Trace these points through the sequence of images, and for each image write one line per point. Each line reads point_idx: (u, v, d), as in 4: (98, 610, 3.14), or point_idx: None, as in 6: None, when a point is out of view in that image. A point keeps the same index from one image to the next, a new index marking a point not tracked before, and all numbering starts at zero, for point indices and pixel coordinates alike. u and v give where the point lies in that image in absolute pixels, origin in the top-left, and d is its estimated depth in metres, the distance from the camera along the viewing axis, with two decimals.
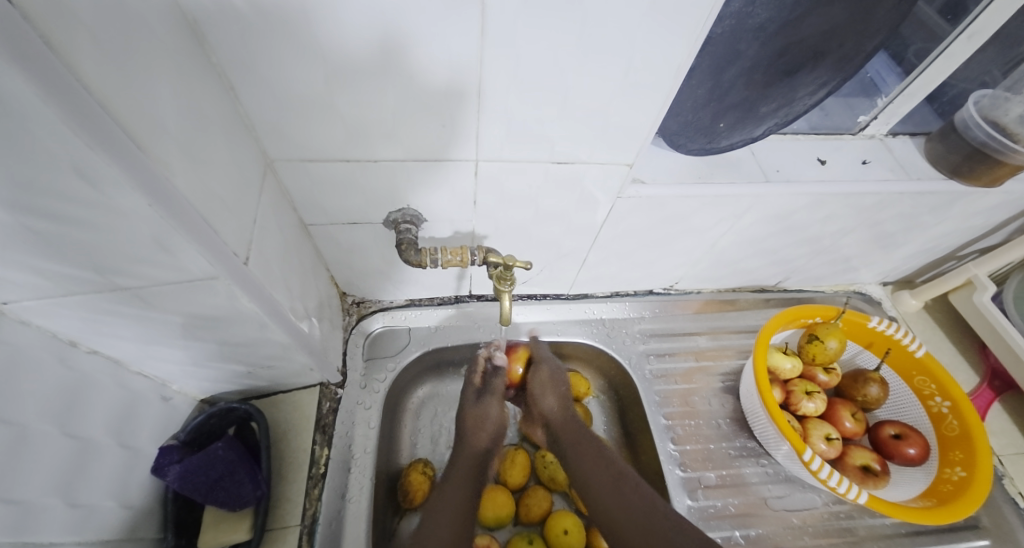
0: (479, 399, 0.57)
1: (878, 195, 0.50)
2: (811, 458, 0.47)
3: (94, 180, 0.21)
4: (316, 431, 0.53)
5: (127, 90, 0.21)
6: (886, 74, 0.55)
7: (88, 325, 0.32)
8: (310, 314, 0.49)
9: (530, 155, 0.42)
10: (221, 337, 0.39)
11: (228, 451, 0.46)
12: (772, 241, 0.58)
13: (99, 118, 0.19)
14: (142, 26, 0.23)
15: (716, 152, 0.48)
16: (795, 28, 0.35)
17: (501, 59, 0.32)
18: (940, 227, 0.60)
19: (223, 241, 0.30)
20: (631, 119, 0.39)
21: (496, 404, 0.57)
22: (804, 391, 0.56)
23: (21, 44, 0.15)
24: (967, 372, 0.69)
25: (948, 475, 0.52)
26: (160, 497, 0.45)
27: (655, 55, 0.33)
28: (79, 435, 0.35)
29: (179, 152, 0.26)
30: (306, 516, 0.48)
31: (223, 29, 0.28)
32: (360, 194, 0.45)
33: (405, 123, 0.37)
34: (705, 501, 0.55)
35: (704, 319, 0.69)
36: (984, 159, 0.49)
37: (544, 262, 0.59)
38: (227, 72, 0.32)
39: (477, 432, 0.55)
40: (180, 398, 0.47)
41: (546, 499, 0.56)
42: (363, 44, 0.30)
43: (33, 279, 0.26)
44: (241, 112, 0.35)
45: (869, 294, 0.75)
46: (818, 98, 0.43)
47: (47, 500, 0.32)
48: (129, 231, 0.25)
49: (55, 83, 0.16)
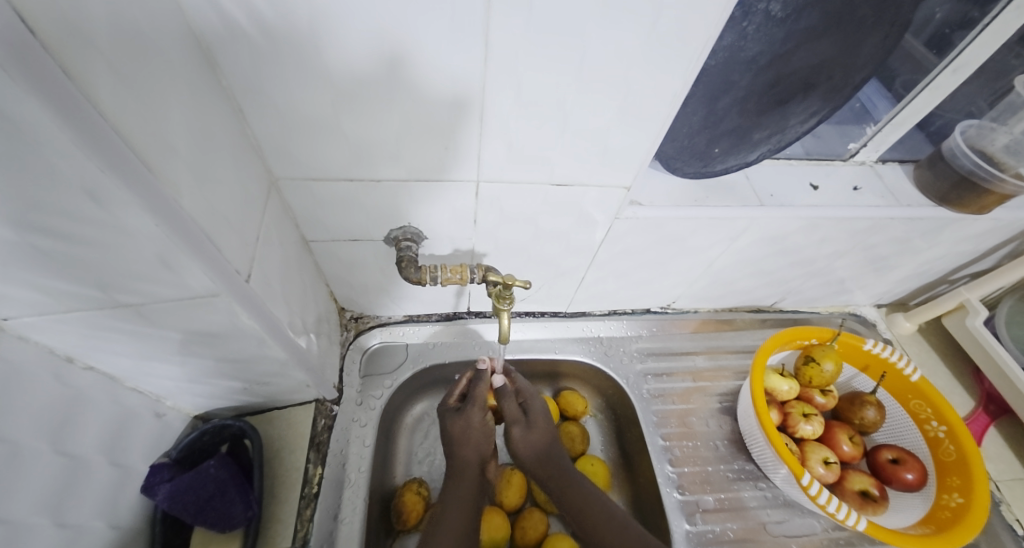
0: (461, 411, 0.53)
1: (871, 219, 0.51)
2: (810, 483, 0.47)
3: (103, 201, 0.21)
4: (310, 448, 0.52)
5: (140, 114, 0.22)
6: (877, 100, 0.57)
7: (87, 340, 0.32)
8: (308, 330, 0.49)
9: (530, 177, 0.43)
10: (219, 353, 0.39)
11: (220, 469, 0.45)
12: (768, 263, 0.59)
13: (115, 144, 0.20)
14: (158, 54, 0.24)
15: (711, 175, 0.49)
16: (786, 61, 0.36)
17: (504, 83, 0.33)
18: (932, 252, 0.61)
19: (225, 259, 0.31)
20: (628, 142, 0.40)
21: (481, 413, 0.53)
22: (802, 413, 0.56)
23: (41, 75, 0.15)
24: (962, 396, 0.69)
25: (946, 501, 0.51)
26: (150, 517, 0.44)
27: (651, 80, 0.34)
28: (72, 453, 0.35)
29: (188, 173, 0.26)
30: (297, 538, 0.47)
31: (235, 54, 0.29)
32: (363, 212, 0.46)
33: (409, 144, 0.38)
34: (703, 525, 0.54)
35: (702, 339, 0.69)
36: (972, 187, 0.50)
37: (543, 280, 0.60)
38: (236, 95, 0.33)
39: (464, 447, 0.51)
40: (174, 413, 0.47)
41: (542, 521, 0.55)
42: (370, 63, 0.31)
43: (36, 295, 0.26)
44: (248, 133, 0.36)
45: (863, 316, 0.75)
46: (810, 126, 0.44)
47: (36, 520, 0.31)
48: (135, 250, 0.25)
49: (71, 110, 0.17)
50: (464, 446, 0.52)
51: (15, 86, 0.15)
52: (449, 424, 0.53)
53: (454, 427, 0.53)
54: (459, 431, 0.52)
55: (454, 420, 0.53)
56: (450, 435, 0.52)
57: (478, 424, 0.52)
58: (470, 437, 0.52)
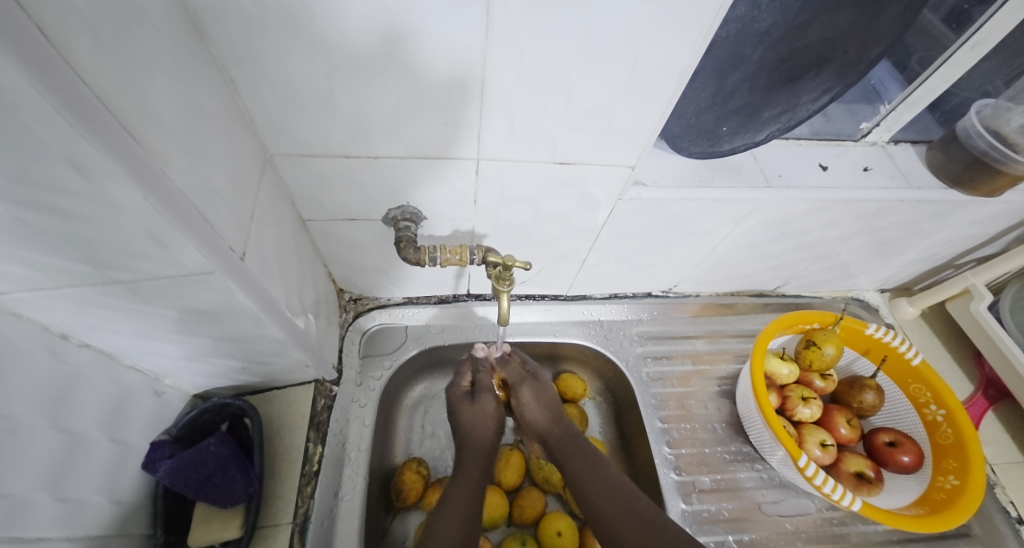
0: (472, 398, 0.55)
1: (879, 202, 0.50)
2: (806, 465, 0.47)
3: (88, 172, 0.20)
4: (310, 428, 0.53)
5: (123, 81, 0.21)
6: (888, 82, 0.55)
7: (81, 318, 0.32)
8: (306, 310, 0.48)
9: (532, 155, 0.42)
10: (217, 332, 0.39)
11: (220, 447, 0.46)
12: (771, 246, 0.58)
13: (96, 110, 0.19)
14: (140, 16, 0.22)
15: (718, 156, 0.48)
16: (801, 33, 0.35)
17: (505, 57, 0.32)
18: (939, 236, 0.60)
19: (219, 236, 0.30)
20: (633, 121, 0.39)
21: (492, 400, 0.55)
22: (801, 396, 0.56)
23: (16, 34, 0.14)
24: (962, 380, 0.70)
25: (941, 483, 0.52)
26: (151, 493, 0.44)
27: (659, 56, 0.33)
28: (70, 429, 0.35)
29: (177, 146, 0.25)
30: (298, 514, 0.48)
31: (222, 19, 0.28)
32: (361, 190, 0.45)
33: (408, 121, 0.37)
34: (699, 505, 0.55)
35: (702, 323, 0.69)
36: (985, 169, 0.49)
37: (544, 262, 0.59)
38: (227, 66, 0.31)
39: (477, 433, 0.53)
40: (173, 392, 0.47)
41: (540, 500, 0.56)
42: (367, 35, 0.29)
43: (24, 270, 0.25)
44: (239, 106, 0.34)
45: (866, 300, 0.75)
46: (821, 104, 0.43)
47: (35, 495, 0.32)
48: (123, 224, 0.24)
49: (49, 74, 0.16)
50: (477, 431, 0.53)
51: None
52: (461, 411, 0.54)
53: (466, 415, 0.54)
54: (472, 418, 0.54)
55: (465, 408, 0.54)
56: (461, 420, 0.54)
57: (489, 408, 0.54)
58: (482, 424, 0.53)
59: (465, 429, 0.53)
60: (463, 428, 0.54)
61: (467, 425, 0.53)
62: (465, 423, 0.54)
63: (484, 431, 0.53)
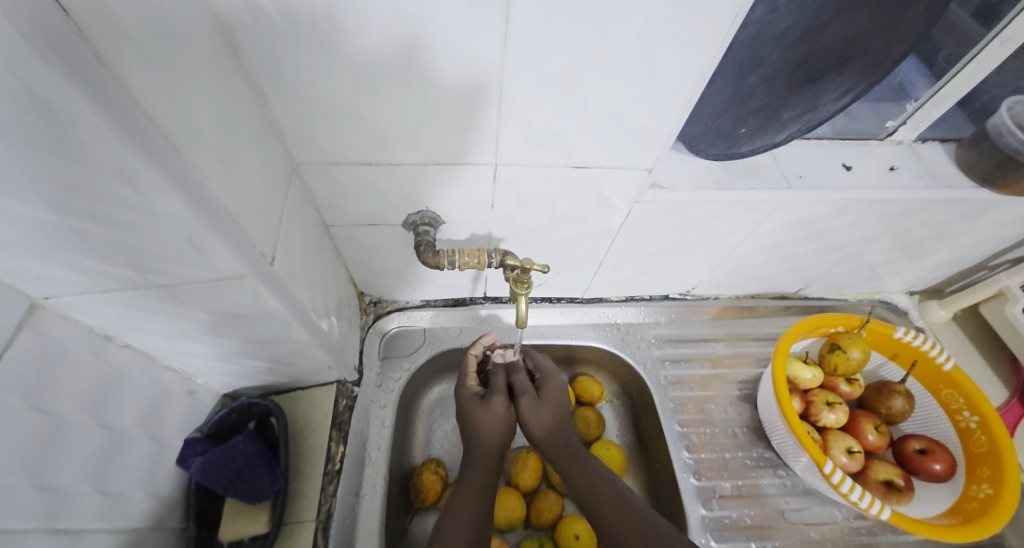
0: (484, 401, 0.53)
1: (907, 202, 0.49)
2: (832, 471, 0.46)
3: (137, 184, 0.22)
4: (333, 428, 0.54)
5: (169, 99, 0.22)
6: (915, 76, 0.54)
7: (124, 320, 0.33)
8: (329, 313, 0.50)
9: (549, 159, 0.42)
10: (246, 333, 0.40)
11: (248, 445, 0.47)
12: (792, 248, 0.57)
13: (144, 127, 0.20)
14: (184, 39, 0.24)
15: (737, 157, 0.47)
16: (821, 34, 0.34)
17: (522, 66, 0.32)
18: (970, 237, 0.58)
19: (251, 242, 0.31)
20: (651, 123, 0.39)
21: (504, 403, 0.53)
22: (825, 401, 0.55)
23: (74, 57, 0.16)
24: (996, 386, 0.67)
25: (974, 493, 0.50)
26: (184, 489, 0.46)
27: (676, 60, 0.33)
28: (112, 426, 0.36)
29: (214, 157, 0.27)
30: (321, 511, 0.49)
31: (255, 35, 0.29)
32: (381, 197, 0.46)
33: (426, 128, 0.38)
34: (720, 511, 0.54)
35: (722, 326, 0.68)
36: (1018, 167, 0.47)
37: (560, 265, 0.59)
38: (259, 80, 0.33)
39: (486, 438, 0.51)
40: (205, 392, 0.49)
41: (558, 503, 0.56)
42: (385, 47, 0.30)
43: (75, 275, 0.27)
44: (269, 118, 0.36)
45: (894, 303, 0.73)
46: (843, 104, 0.42)
47: (79, 488, 0.33)
48: (165, 231, 0.26)
49: (105, 94, 0.17)
50: (488, 434, 0.51)
51: (52, 72, 0.15)
52: (471, 412, 0.52)
53: (478, 416, 0.52)
54: (484, 418, 0.52)
55: (478, 410, 0.52)
56: (471, 421, 0.52)
57: (501, 410, 0.52)
58: (493, 425, 0.51)
59: (475, 431, 0.51)
60: (472, 428, 0.52)
61: (477, 426, 0.51)
62: (476, 424, 0.52)
63: (493, 434, 0.51)
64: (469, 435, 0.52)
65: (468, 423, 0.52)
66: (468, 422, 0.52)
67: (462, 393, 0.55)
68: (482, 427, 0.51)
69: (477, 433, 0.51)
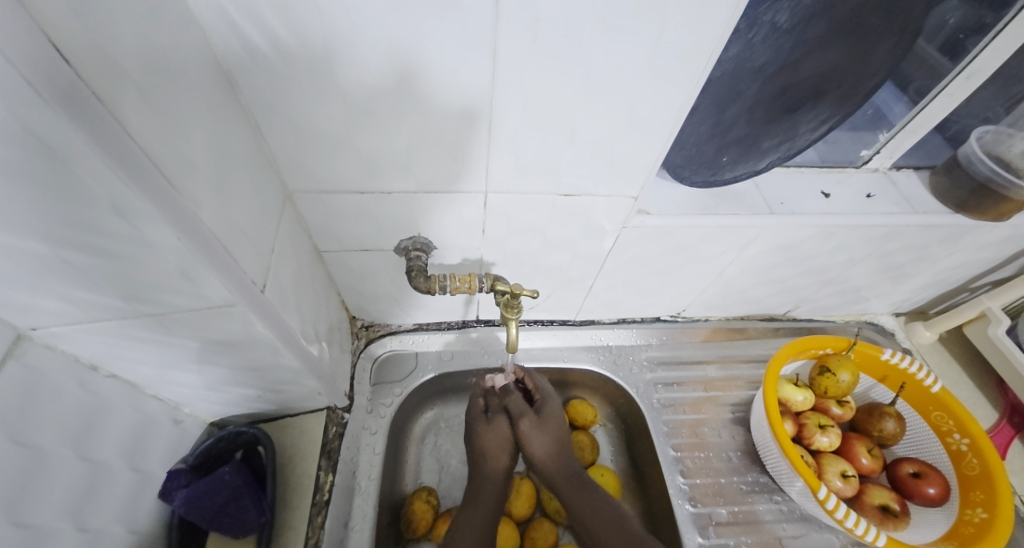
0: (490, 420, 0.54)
1: (886, 227, 0.50)
2: (826, 496, 0.45)
3: (129, 217, 0.22)
4: (322, 456, 0.53)
5: (165, 135, 0.23)
6: (891, 103, 0.55)
7: (112, 349, 0.33)
8: (320, 338, 0.50)
9: (538, 188, 0.43)
10: (235, 361, 0.40)
11: (234, 476, 0.46)
12: (779, 270, 0.58)
13: (141, 162, 0.20)
14: (182, 79, 0.25)
15: (719, 184, 0.49)
16: (794, 69, 0.36)
17: (510, 99, 0.34)
18: (950, 260, 0.60)
19: (242, 270, 0.31)
20: (636, 153, 0.40)
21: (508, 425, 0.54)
22: (817, 424, 0.55)
23: (76, 100, 0.16)
24: (986, 408, 0.67)
25: (970, 517, 0.49)
26: (166, 522, 0.45)
27: (655, 94, 0.34)
28: (94, 458, 0.36)
29: (207, 187, 0.27)
30: (308, 544, 0.48)
31: (252, 76, 0.31)
32: (374, 223, 0.47)
33: (418, 158, 0.39)
34: (717, 539, 0.53)
35: (712, 347, 0.68)
36: (990, 194, 0.49)
37: (551, 288, 0.60)
38: (255, 113, 0.34)
39: (495, 458, 0.52)
40: (191, 420, 0.48)
41: (552, 532, 0.55)
42: (377, 77, 0.31)
43: (65, 306, 0.27)
44: (264, 149, 0.37)
45: (881, 324, 0.73)
46: (820, 133, 0.44)
47: (57, 524, 0.32)
48: (155, 262, 0.26)
49: (103, 133, 0.18)
50: (495, 455, 0.52)
51: (54, 113, 0.16)
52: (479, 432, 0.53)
53: (486, 437, 0.53)
54: (493, 440, 0.53)
55: (485, 430, 0.53)
56: (479, 442, 0.53)
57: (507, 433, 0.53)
58: (501, 447, 0.52)
59: (483, 453, 0.52)
60: (480, 450, 0.53)
61: (485, 448, 0.52)
62: (484, 446, 0.53)
63: (501, 457, 0.52)
64: (478, 456, 0.53)
65: (476, 444, 0.53)
66: (476, 442, 0.53)
67: (470, 413, 0.56)
68: (490, 448, 0.53)
69: (485, 454, 0.52)
